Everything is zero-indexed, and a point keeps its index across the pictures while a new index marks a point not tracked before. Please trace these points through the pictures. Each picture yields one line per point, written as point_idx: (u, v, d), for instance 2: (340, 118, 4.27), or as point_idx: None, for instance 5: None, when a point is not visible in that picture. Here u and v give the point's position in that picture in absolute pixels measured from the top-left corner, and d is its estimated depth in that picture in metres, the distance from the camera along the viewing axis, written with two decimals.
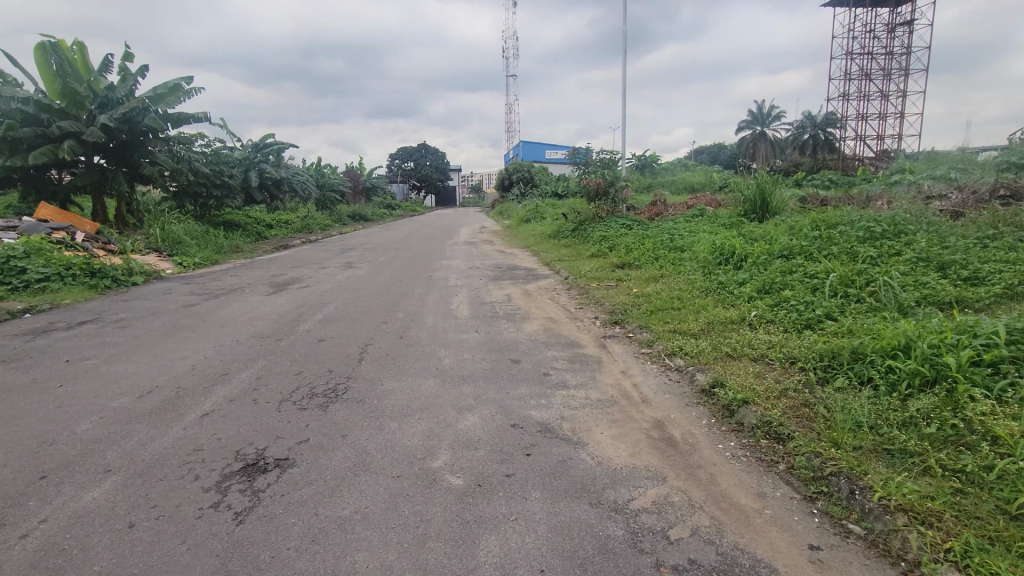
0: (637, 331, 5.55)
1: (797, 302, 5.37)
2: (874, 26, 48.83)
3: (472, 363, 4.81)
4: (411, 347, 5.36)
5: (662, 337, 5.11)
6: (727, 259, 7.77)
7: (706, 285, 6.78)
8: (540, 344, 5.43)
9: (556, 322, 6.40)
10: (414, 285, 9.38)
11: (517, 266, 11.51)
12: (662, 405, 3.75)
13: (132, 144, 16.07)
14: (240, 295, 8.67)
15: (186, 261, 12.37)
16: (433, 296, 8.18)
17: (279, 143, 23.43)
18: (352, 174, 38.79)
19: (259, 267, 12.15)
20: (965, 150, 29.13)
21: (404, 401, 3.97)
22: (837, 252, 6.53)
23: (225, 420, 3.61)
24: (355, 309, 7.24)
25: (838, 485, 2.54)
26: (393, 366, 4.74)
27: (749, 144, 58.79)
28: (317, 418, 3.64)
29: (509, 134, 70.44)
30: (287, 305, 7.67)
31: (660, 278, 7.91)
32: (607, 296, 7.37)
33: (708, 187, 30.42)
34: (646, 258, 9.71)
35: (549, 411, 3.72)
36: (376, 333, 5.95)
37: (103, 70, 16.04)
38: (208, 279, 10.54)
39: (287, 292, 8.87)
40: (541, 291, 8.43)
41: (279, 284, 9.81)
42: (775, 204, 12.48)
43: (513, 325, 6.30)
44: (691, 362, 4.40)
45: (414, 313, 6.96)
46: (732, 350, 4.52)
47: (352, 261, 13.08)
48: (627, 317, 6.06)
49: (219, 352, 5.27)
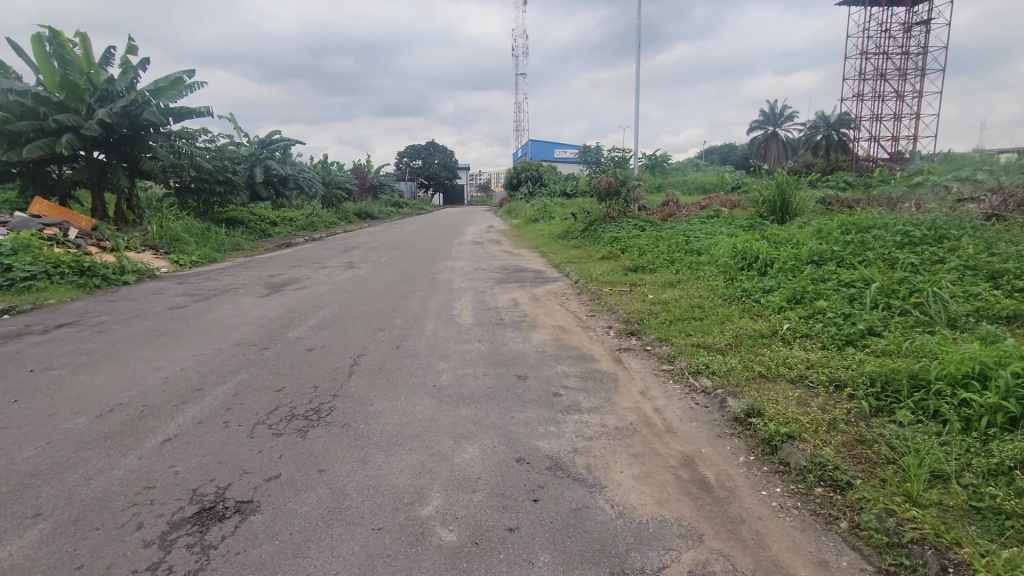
0: (656, 343, 5.05)
1: (835, 315, 4.86)
2: (889, 25, 47.90)
3: (473, 380, 4.33)
4: (408, 359, 4.88)
5: (684, 352, 4.61)
6: (750, 264, 7.26)
7: (729, 293, 6.28)
8: (549, 357, 4.95)
9: (566, 331, 5.91)
10: (416, 287, 8.93)
11: (524, 267, 11.00)
12: (690, 437, 3.26)
13: (131, 139, 15.68)
14: (233, 297, 8.23)
15: (183, 259, 11.98)
16: (435, 300, 7.70)
17: (285, 140, 23.06)
18: (359, 172, 38.46)
19: (257, 267, 11.72)
20: (982, 152, 28.41)
21: (394, 425, 3.49)
22: (873, 259, 6.01)
23: (188, 448, 3.15)
24: (351, 314, 6.78)
25: (923, 558, 2.05)
26: (385, 382, 4.26)
27: (760, 144, 58.04)
28: (293, 447, 3.18)
29: (518, 133, 70.04)
30: (281, 309, 7.23)
31: (677, 283, 7.41)
32: (621, 302, 6.87)
33: (720, 187, 29.83)
34: (661, 262, 9.20)
35: (560, 442, 3.24)
36: (370, 342, 5.48)
37: (104, 62, 15.70)
38: (204, 279, 10.13)
39: (282, 294, 8.44)
40: (549, 296, 7.93)
41: (276, 284, 9.39)
42: (795, 205, 11.93)
43: (520, 334, 5.81)
44: (721, 383, 3.90)
45: (414, 319, 6.49)
46: (767, 369, 4.02)
47: (354, 261, 12.63)
48: (644, 327, 5.56)
49: (198, 362, 4.82)
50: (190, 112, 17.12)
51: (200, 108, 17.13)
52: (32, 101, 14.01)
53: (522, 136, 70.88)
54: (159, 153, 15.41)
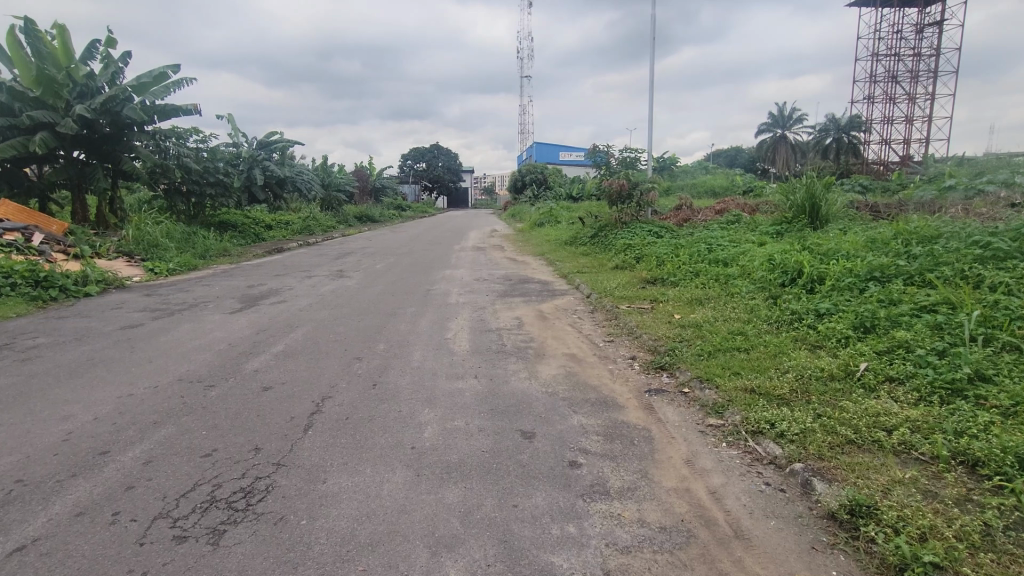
0: (694, 385, 4.04)
1: (924, 350, 3.85)
2: (901, 27, 46.69)
3: (465, 438, 3.33)
4: (384, 405, 3.88)
5: (736, 401, 3.60)
6: (793, 279, 6.28)
7: (773, 316, 5.30)
8: (561, 402, 3.94)
9: (581, 363, 4.91)
10: (407, 302, 7.91)
11: (530, 278, 9.99)
12: (773, 549, 2.26)
13: (113, 138, 14.74)
14: (199, 313, 7.23)
15: (159, 267, 11.02)
16: (428, 319, 6.69)
17: (283, 140, 22.14)
18: (360, 174, 37.41)
19: (238, 275, 10.72)
20: (998, 155, 27.22)
21: (349, 519, 2.49)
22: (950, 277, 5.02)
23: (42, 567, 2.16)
24: (326, 338, 5.77)
25: None
26: (351, 443, 3.27)
27: (769, 147, 56.87)
28: (194, 564, 2.18)
29: (522, 136, 69.19)
30: (248, 329, 6.22)
31: (706, 303, 6.46)
32: (644, 325, 5.84)
33: (730, 190, 28.70)
34: (682, 274, 8.23)
35: (584, 557, 2.22)
36: (341, 378, 4.46)
37: (85, 57, 14.80)
38: (175, 290, 9.13)
39: (256, 310, 7.42)
40: (558, 315, 6.92)
41: (253, 297, 8.40)
42: (826, 211, 10.91)
43: (525, 367, 4.79)
44: (798, 454, 2.88)
45: (400, 344, 5.49)
46: (856, 432, 3.02)
47: (344, 269, 11.61)
48: (677, 361, 4.53)
49: (120, 406, 3.82)
50: (178, 110, 16.20)
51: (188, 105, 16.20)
52: (6, 96, 13.10)
53: (526, 138, 69.81)
54: (143, 153, 14.48)
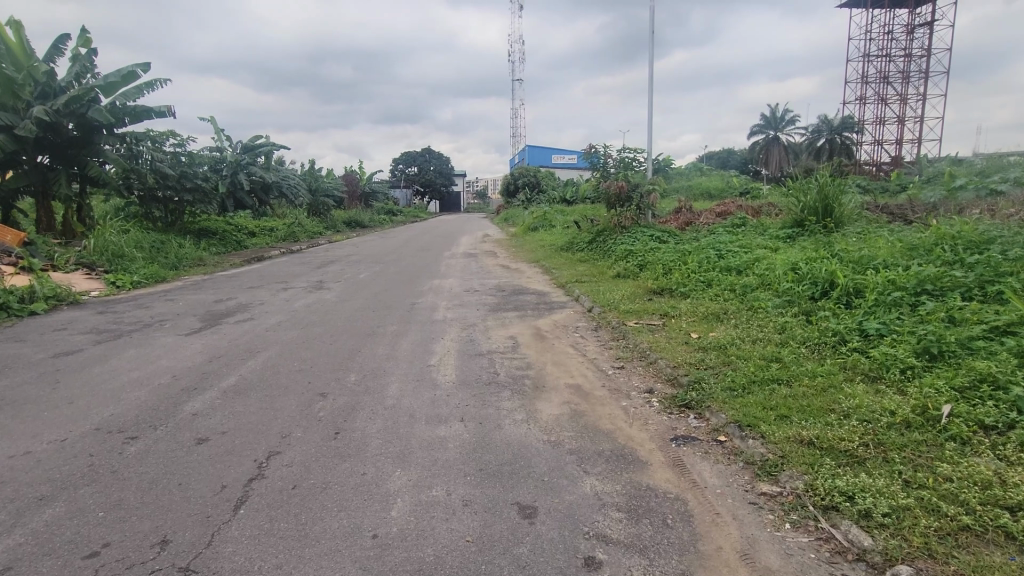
0: (731, 430, 3.28)
1: (1020, 387, 3.09)
2: (891, 27, 46.42)
3: (448, 520, 2.52)
4: (346, 465, 3.07)
5: (793, 458, 2.83)
6: (825, 291, 5.54)
7: (811, 337, 4.56)
8: (570, 457, 3.15)
9: (590, 397, 4.13)
10: (389, 318, 7.10)
11: (525, 288, 9.19)
12: None
13: (80, 142, 13.81)
14: (152, 335, 6.38)
15: (122, 280, 10.13)
16: (410, 340, 5.86)
17: (268, 144, 21.23)
18: (350, 178, 36.39)
19: (207, 289, 9.86)
20: (991, 155, 26.69)
21: None
22: (1018, 293, 4.29)
23: None
24: (288, 366, 4.93)
25: None
26: (293, 530, 2.46)
27: (761, 148, 56.45)
28: None
29: (515, 139, 68.53)
30: (202, 356, 5.38)
31: (726, 319, 5.71)
32: (657, 347, 5.08)
33: (725, 192, 28.07)
34: (693, 284, 7.49)
35: None
36: (297, 424, 3.64)
37: (50, 54, 13.85)
38: (133, 307, 8.26)
39: (217, 330, 6.58)
40: (558, 333, 6.13)
41: (217, 314, 7.55)
42: (840, 212, 10.35)
43: (522, 405, 3.98)
44: (899, 550, 2.14)
45: (377, 375, 4.68)
46: (970, 513, 2.26)
47: (325, 280, 10.77)
48: (705, 397, 3.76)
49: (5, 473, 2.98)
50: (150, 112, 15.29)
51: (162, 107, 15.28)
52: None
53: (519, 141, 68.98)
54: (112, 157, 13.59)
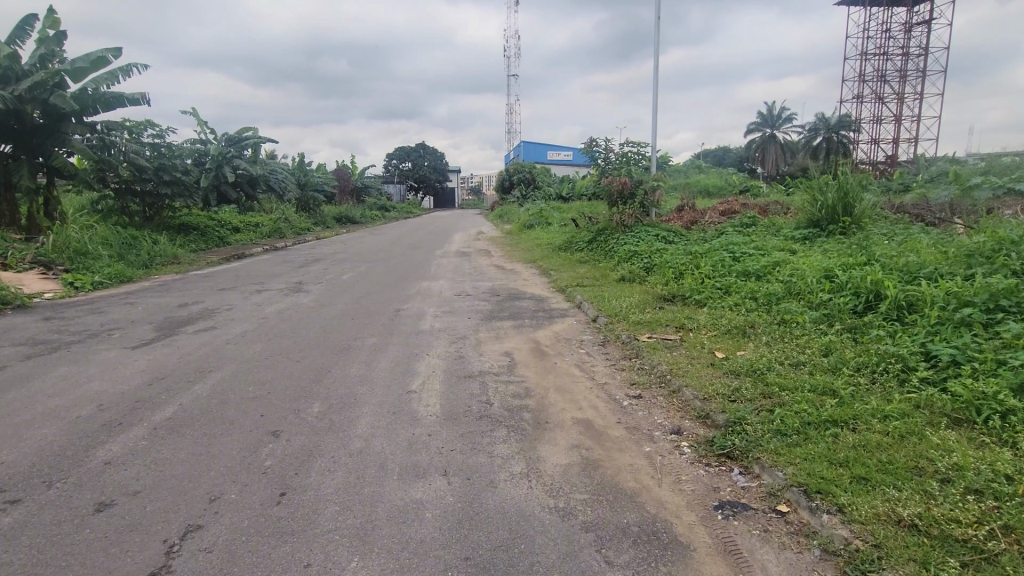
0: (795, 498, 2.53)
1: None
2: (890, 25, 45.77)
3: None
4: (285, 552, 2.27)
5: (895, 552, 2.08)
6: (870, 305, 4.80)
7: (868, 361, 3.81)
8: (586, 536, 2.37)
9: (606, 438, 3.36)
10: (371, 327, 6.32)
11: (521, 293, 8.41)
12: None
13: (46, 131, 12.87)
14: (95, 348, 5.55)
15: (81, 281, 9.26)
16: (390, 357, 5.06)
17: (255, 136, 20.27)
18: (341, 172, 35.25)
19: (174, 290, 9.03)
20: (992, 156, 25.99)
21: None
22: None
23: None
24: (241, 393, 4.12)
25: None
26: None
27: (758, 146, 55.79)
28: None
29: (510, 135, 67.60)
30: (142, 377, 4.54)
31: (755, 335, 4.95)
32: (678, 370, 4.31)
33: (724, 190, 27.31)
34: (709, 291, 6.72)
35: None
36: (236, 479, 2.85)
37: (13, 35, 12.79)
38: (86, 311, 7.42)
39: (172, 341, 5.76)
40: (560, 348, 5.35)
41: (176, 322, 6.70)
42: (860, 211, 9.58)
43: (520, 450, 3.20)
44: None
45: (345, 405, 3.87)
46: None
47: (304, 282, 9.94)
48: (751, 444, 3.01)
49: None
50: (124, 100, 14.34)
51: (137, 95, 14.33)
52: None
53: (514, 137, 67.99)
54: (80, 148, 12.65)
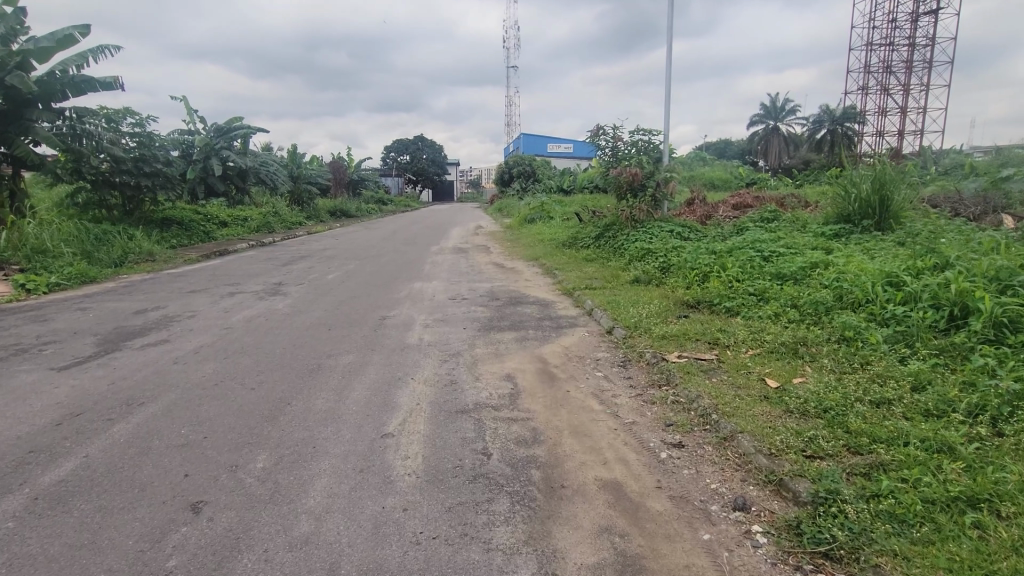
0: None
1: None
2: (896, 15, 44.58)
3: None
4: None
5: None
6: (957, 322, 3.90)
7: (985, 402, 2.91)
8: None
9: (645, 514, 2.46)
10: (348, 341, 5.39)
11: (524, 297, 7.47)
12: None
13: (9, 117, 11.87)
14: (14, 368, 4.64)
15: (35, 282, 8.33)
16: (365, 384, 4.14)
17: (244, 126, 19.17)
18: (335, 164, 34.18)
19: (137, 293, 8.11)
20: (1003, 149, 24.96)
21: None
22: None
23: None
24: (169, 438, 3.21)
25: None
26: None
27: (761, 139, 54.75)
28: None
29: (509, 128, 66.42)
30: (52, 413, 3.62)
31: (812, 356, 4.04)
32: (726, 405, 3.40)
33: (729, 184, 26.33)
34: (742, 296, 5.81)
35: None
36: None
37: None
38: (27, 319, 6.51)
39: (110, 360, 4.85)
40: (572, 370, 4.45)
41: (126, 333, 5.78)
42: (899, 205, 8.62)
43: (531, 538, 2.29)
44: None
45: (297, 461, 2.94)
46: None
47: (284, 282, 9.01)
48: (862, 540, 2.10)
49: None
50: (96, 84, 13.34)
51: (110, 78, 13.33)
52: None
53: (513, 129, 66.80)
54: (46, 135, 11.69)
